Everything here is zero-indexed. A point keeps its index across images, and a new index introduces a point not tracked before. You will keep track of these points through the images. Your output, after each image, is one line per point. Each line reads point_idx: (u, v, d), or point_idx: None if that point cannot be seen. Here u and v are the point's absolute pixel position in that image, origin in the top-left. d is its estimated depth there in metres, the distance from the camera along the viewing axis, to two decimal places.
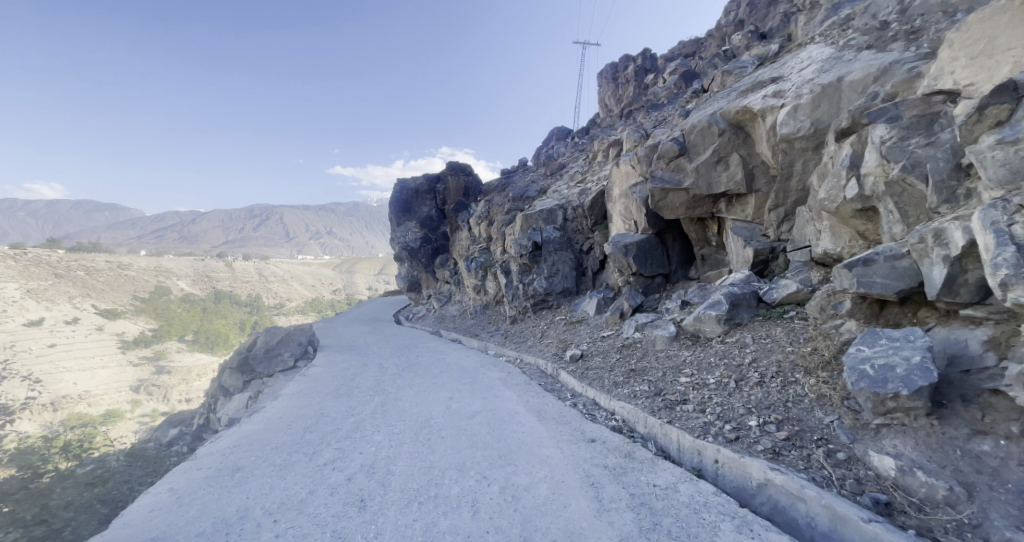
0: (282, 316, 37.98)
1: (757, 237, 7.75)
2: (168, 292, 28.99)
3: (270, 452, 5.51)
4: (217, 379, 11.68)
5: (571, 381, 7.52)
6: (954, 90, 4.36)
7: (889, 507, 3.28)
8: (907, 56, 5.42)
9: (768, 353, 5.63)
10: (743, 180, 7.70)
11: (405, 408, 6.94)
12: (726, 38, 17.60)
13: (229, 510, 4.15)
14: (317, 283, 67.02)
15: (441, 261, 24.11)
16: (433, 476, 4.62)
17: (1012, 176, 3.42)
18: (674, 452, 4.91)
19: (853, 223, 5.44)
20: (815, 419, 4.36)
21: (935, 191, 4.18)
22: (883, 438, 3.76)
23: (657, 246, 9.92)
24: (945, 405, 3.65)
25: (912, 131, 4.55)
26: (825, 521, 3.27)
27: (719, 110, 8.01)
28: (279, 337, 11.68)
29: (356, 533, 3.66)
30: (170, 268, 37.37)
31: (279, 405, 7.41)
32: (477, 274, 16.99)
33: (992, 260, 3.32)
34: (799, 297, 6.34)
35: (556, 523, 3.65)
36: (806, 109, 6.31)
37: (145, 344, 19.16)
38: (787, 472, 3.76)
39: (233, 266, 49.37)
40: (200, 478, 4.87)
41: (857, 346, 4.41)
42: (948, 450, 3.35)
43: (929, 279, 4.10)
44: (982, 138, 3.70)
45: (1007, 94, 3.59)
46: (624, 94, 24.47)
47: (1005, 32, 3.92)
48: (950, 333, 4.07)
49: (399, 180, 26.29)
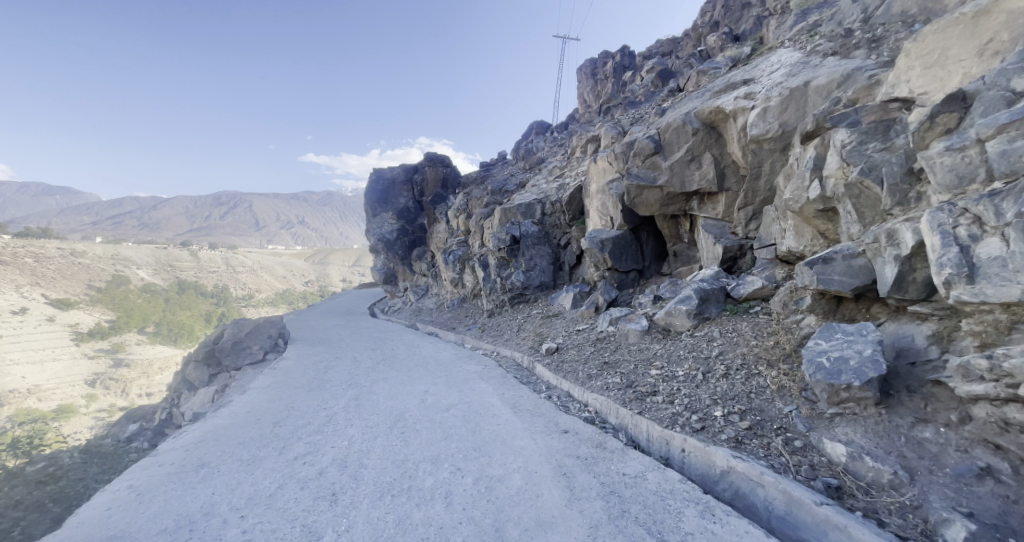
0: (251, 308, 36.68)
1: (726, 234, 8.01)
2: (127, 281, 27.53)
3: (239, 446, 5.36)
4: (180, 373, 11.18)
5: (546, 374, 7.61)
6: (909, 98, 4.57)
7: (839, 490, 3.51)
8: (868, 64, 5.65)
9: (733, 346, 5.85)
10: (714, 179, 7.94)
11: (379, 401, 6.85)
12: (701, 39, 17.94)
13: (193, 507, 4.02)
14: (288, 274, 64.97)
15: (417, 253, 23.86)
16: (407, 469, 4.61)
17: (958, 181, 3.65)
18: (643, 442, 5.05)
19: (815, 223, 5.68)
20: (775, 409, 4.57)
21: (889, 194, 4.42)
22: (836, 426, 3.99)
23: (632, 242, 10.10)
24: (893, 394, 3.89)
25: (870, 136, 4.76)
26: (781, 505, 3.47)
27: (694, 109, 8.18)
28: (247, 329, 11.31)
29: (327, 527, 3.62)
30: (128, 256, 35.48)
31: (246, 399, 7.19)
32: (455, 268, 16.87)
33: (937, 260, 3.56)
34: (764, 293, 6.61)
35: (529, 512, 3.74)
36: (774, 112, 6.51)
37: (101, 336, 18.19)
38: (747, 459, 3.96)
39: (198, 254, 47.19)
40: (162, 474, 4.70)
41: (815, 339, 4.66)
42: (893, 437, 3.59)
43: (881, 277, 4.36)
44: (933, 145, 3.89)
45: (957, 103, 3.80)
46: (603, 90, 24.77)
47: (957, 44, 4.16)
48: (899, 328, 4.33)
49: (375, 169, 26.07)
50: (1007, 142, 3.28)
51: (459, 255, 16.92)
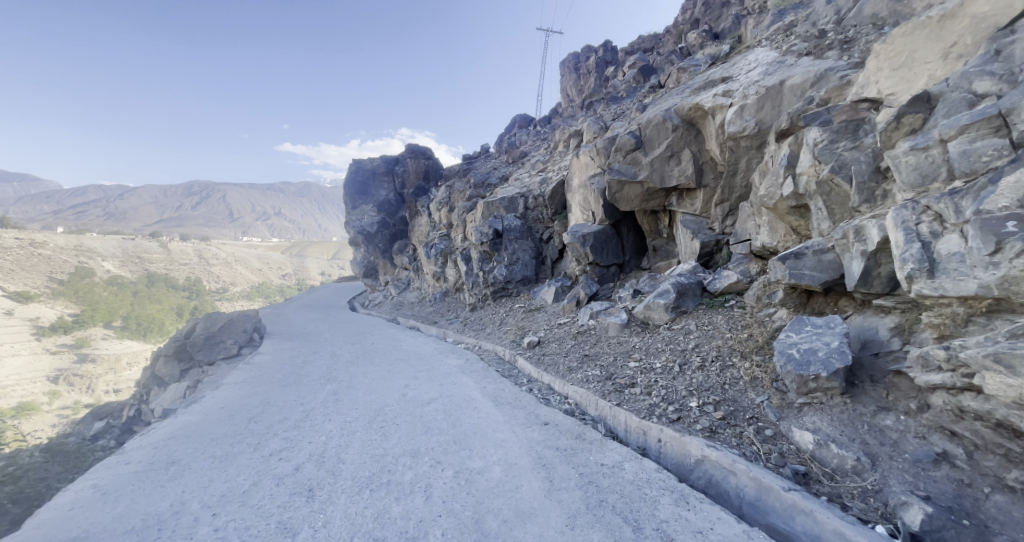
0: (225, 302, 35.64)
1: (704, 229, 8.18)
2: (92, 273, 26.35)
3: (211, 443, 5.23)
4: (150, 368, 10.81)
5: (527, 367, 7.67)
6: (877, 99, 4.71)
7: (806, 476, 3.65)
8: (840, 64, 5.80)
9: (709, 339, 6.00)
10: (693, 175, 8.08)
11: (358, 396, 6.77)
12: (682, 36, 18.17)
13: (162, 505, 3.90)
14: (266, 267, 63.35)
15: (399, 246, 23.61)
16: (385, 463, 4.57)
17: (922, 180, 3.79)
18: (621, 433, 5.14)
19: (788, 219, 5.85)
20: (747, 400, 4.71)
21: (858, 191, 4.58)
22: (805, 416, 4.13)
23: (613, 237, 10.22)
24: (857, 384, 4.05)
25: (841, 134, 4.89)
26: (751, 491, 3.59)
27: (674, 106, 8.27)
28: (221, 323, 10.99)
29: (303, 524, 3.57)
30: (93, 248, 33.97)
31: (219, 395, 7.00)
32: (438, 261, 16.76)
33: (900, 255, 3.72)
34: (738, 287, 6.79)
35: (508, 503, 3.77)
36: (751, 110, 6.64)
37: (64, 330, 17.49)
38: (720, 448, 4.07)
39: (168, 245, 45.43)
40: (128, 473, 4.54)
41: (786, 332, 4.82)
42: (857, 425, 3.75)
43: (849, 272, 4.52)
44: (899, 144, 4.03)
45: (921, 104, 3.94)
46: (585, 85, 24.87)
47: (923, 47, 4.30)
48: (865, 321, 4.50)
49: (355, 160, 25.86)
50: (968, 142, 3.42)
51: (442, 249, 16.80)
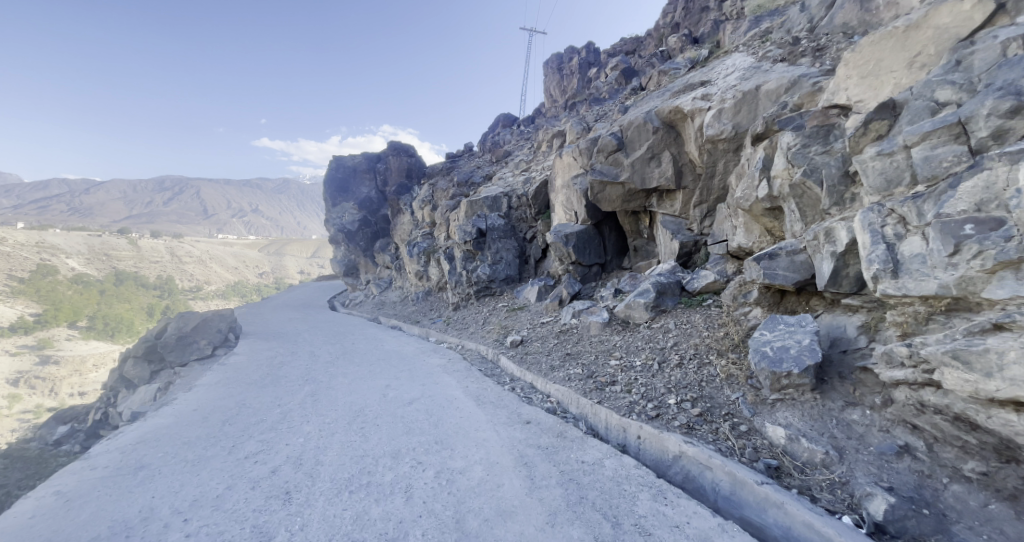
0: (199, 300, 34.61)
1: (683, 230, 8.34)
2: (55, 270, 25.16)
3: (183, 446, 5.06)
4: (118, 369, 10.41)
5: (510, 365, 7.68)
6: (846, 105, 4.88)
7: (778, 470, 3.78)
8: (812, 71, 5.98)
9: (687, 337, 6.13)
10: (673, 177, 8.22)
11: (337, 397, 6.66)
12: (663, 39, 18.48)
13: (130, 512, 3.76)
14: (242, 265, 61.67)
15: (381, 245, 23.34)
16: (365, 464, 4.52)
17: (887, 184, 3.96)
18: (602, 430, 5.20)
19: (763, 220, 6.02)
20: (723, 396, 4.83)
21: (828, 195, 4.74)
22: (777, 411, 4.26)
23: (595, 237, 10.32)
24: (826, 381, 4.20)
25: (813, 139, 5.04)
26: (726, 485, 3.69)
27: (655, 108, 8.41)
28: (194, 323, 10.67)
29: (279, 527, 3.50)
30: (55, 244, 32.47)
31: (192, 397, 6.78)
32: (421, 260, 16.62)
33: (867, 256, 3.87)
34: (716, 287, 6.95)
35: (489, 502, 3.77)
36: (729, 113, 6.81)
37: (25, 331, 17.19)
38: (697, 444, 4.17)
39: (139, 242, 43.80)
40: (94, 478, 4.38)
41: (760, 330, 4.96)
42: (826, 420, 3.90)
43: (819, 272, 4.68)
44: (866, 149, 4.19)
45: (887, 111, 4.11)
46: (568, 86, 25.09)
47: (890, 56, 4.48)
48: (834, 319, 4.67)
49: (336, 156, 25.50)
50: (929, 149, 3.59)
51: (425, 247, 16.67)
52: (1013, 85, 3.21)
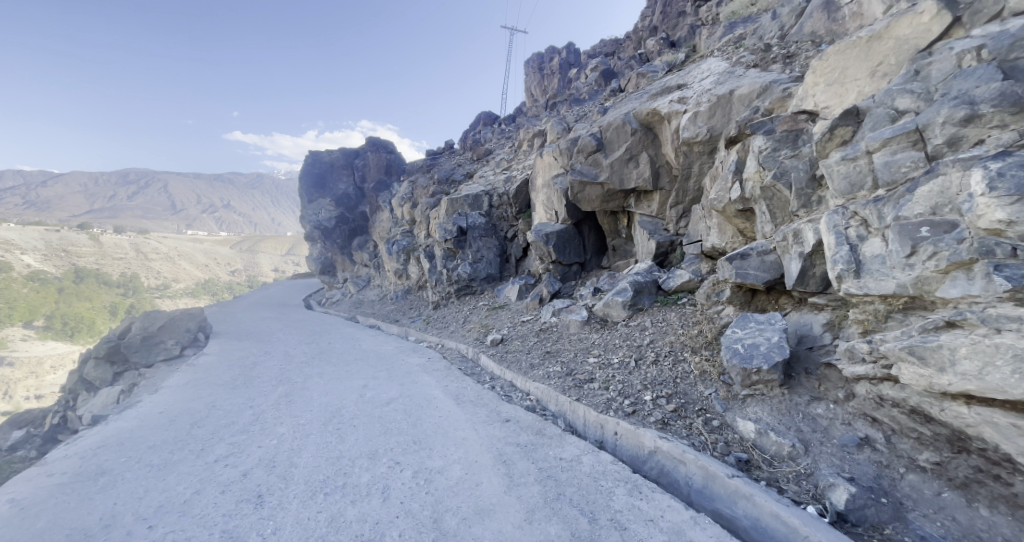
0: (167, 299, 33.25)
1: (659, 230, 8.51)
2: (8, 268, 23.73)
3: (147, 451, 4.86)
4: (78, 371, 9.91)
5: (490, 364, 7.67)
6: (814, 111, 5.06)
7: (748, 464, 3.90)
8: (783, 77, 6.18)
9: (663, 335, 6.26)
10: (650, 178, 8.37)
11: (312, 397, 6.53)
12: (641, 42, 18.79)
13: (91, 519, 3.61)
14: (213, 263, 59.58)
15: (360, 243, 22.97)
16: (341, 466, 4.44)
17: (850, 188, 4.13)
18: (580, 428, 5.26)
19: (735, 221, 6.20)
20: (697, 392, 4.96)
21: (796, 197, 4.91)
22: (748, 406, 4.40)
23: (576, 236, 10.42)
24: (794, 377, 4.36)
25: (783, 143, 5.22)
26: (699, 479, 3.79)
27: (633, 110, 8.53)
28: (160, 323, 10.27)
29: (250, 531, 3.41)
30: (7, 240, 30.61)
31: (158, 399, 6.53)
32: (401, 259, 16.42)
33: (832, 257, 4.03)
34: (690, 285, 7.12)
35: (467, 501, 3.77)
36: (704, 117, 6.99)
37: None
38: (672, 439, 4.26)
39: (100, 238, 41.72)
40: (51, 485, 4.16)
41: (732, 328, 5.11)
42: (794, 414, 4.05)
43: (788, 272, 4.84)
44: (832, 154, 4.36)
45: (851, 118, 4.28)
46: (549, 85, 25.27)
47: (854, 64, 4.66)
48: (801, 317, 4.85)
49: (312, 151, 24.91)
50: (890, 155, 3.76)
51: (404, 245, 16.48)
52: (965, 95, 3.39)
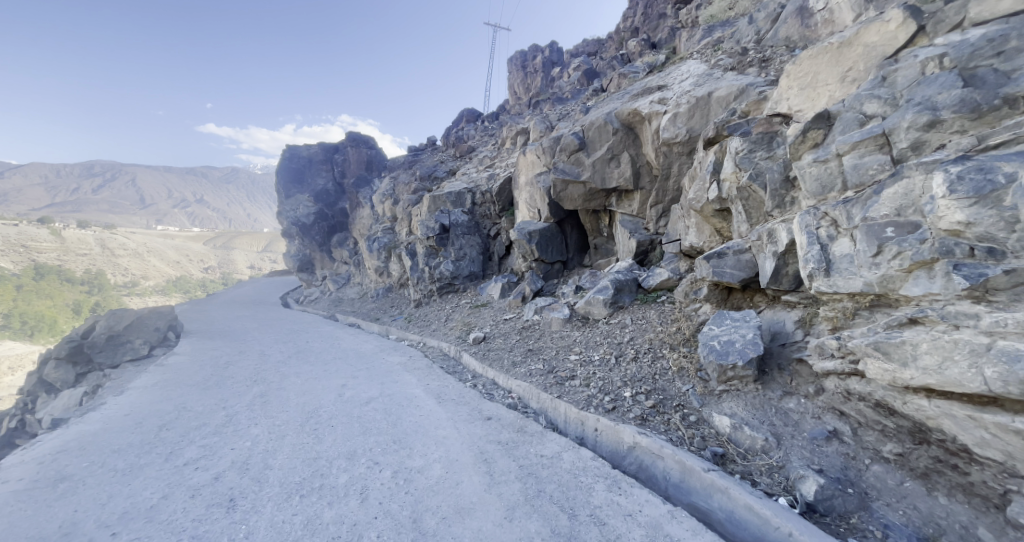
0: (136, 297, 31.96)
1: (640, 229, 8.63)
2: None
3: (112, 455, 4.66)
4: (37, 373, 9.41)
5: (472, 363, 7.64)
6: (788, 114, 5.19)
7: (723, 457, 3.98)
8: (758, 81, 6.36)
9: (642, 332, 6.36)
10: (632, 178, 8.48)
11: (289, 397, 6.38)
12: (624, 43, 19.00)
13: (49, 527, 3.45)
14: (186, 260, 57.57)
15: (340, 240, 22.55)
16: (318, 467, 4.35)
17: (821, 189, 4.27)
18: (561, 424, 5.28)
19: (713, 221, 6.35)
20: (675, 389, 5.04)
21: (771, 198, 5.04)
22: (723, 402, 4.51)
23: (558, 234, 10.48)
24: (767, 372, 4.48)
25: (758, 145, 5.35)
26: (676, 473, 3.86)
27: (615, 110, 8.63)
28: (127, 322, 9.85)
29: (221, 536, 3.32)
30: None
31: (124, 401, 6.26)
32: (382, 256, 16.19)
33: (804, 256, 4.16)
34: (669, 284, 7.26)
35: (447, 501, 3.74)
36: (683, 118, 7.13)
37: None
38: (650, 435, 4.32)
39: (64, 233, 39.83)
40: (5, 493, 3.95)
41: (709, 325, 5.22)
42: (767, 410, 4.16)
43: (762, 270, 4.97)
44: (804, 156, 4.47)
45: (822, 121, 4.39)
46: (532, 84, 25.31)
47: (826, 69, 4.81)
48: (774, 315, 4.98)
49: (290, 146, 24.33)
50: (858, 157, 3.90)
51: (386, 243, 16.26)
52: (928, 101, 3.54)
